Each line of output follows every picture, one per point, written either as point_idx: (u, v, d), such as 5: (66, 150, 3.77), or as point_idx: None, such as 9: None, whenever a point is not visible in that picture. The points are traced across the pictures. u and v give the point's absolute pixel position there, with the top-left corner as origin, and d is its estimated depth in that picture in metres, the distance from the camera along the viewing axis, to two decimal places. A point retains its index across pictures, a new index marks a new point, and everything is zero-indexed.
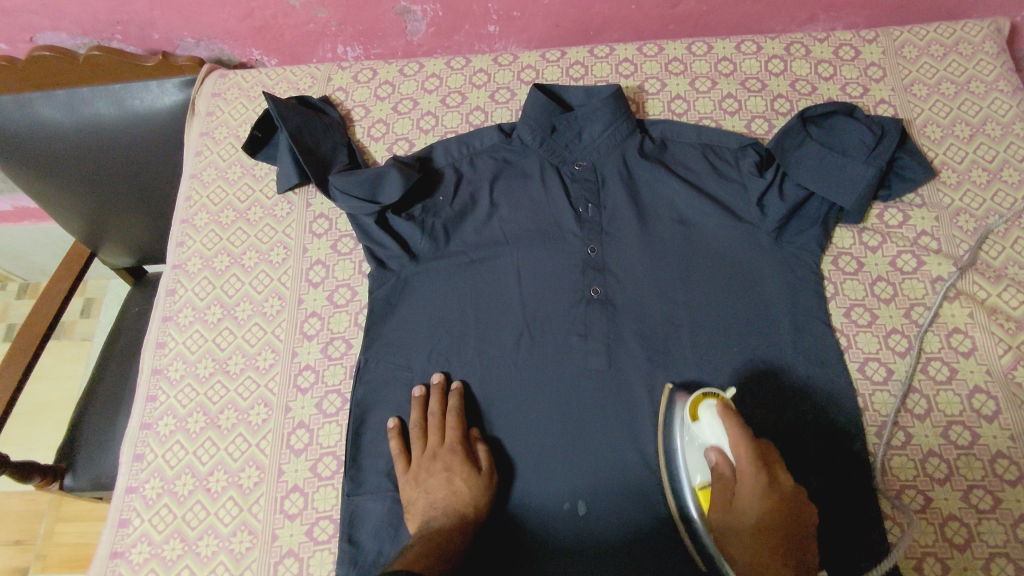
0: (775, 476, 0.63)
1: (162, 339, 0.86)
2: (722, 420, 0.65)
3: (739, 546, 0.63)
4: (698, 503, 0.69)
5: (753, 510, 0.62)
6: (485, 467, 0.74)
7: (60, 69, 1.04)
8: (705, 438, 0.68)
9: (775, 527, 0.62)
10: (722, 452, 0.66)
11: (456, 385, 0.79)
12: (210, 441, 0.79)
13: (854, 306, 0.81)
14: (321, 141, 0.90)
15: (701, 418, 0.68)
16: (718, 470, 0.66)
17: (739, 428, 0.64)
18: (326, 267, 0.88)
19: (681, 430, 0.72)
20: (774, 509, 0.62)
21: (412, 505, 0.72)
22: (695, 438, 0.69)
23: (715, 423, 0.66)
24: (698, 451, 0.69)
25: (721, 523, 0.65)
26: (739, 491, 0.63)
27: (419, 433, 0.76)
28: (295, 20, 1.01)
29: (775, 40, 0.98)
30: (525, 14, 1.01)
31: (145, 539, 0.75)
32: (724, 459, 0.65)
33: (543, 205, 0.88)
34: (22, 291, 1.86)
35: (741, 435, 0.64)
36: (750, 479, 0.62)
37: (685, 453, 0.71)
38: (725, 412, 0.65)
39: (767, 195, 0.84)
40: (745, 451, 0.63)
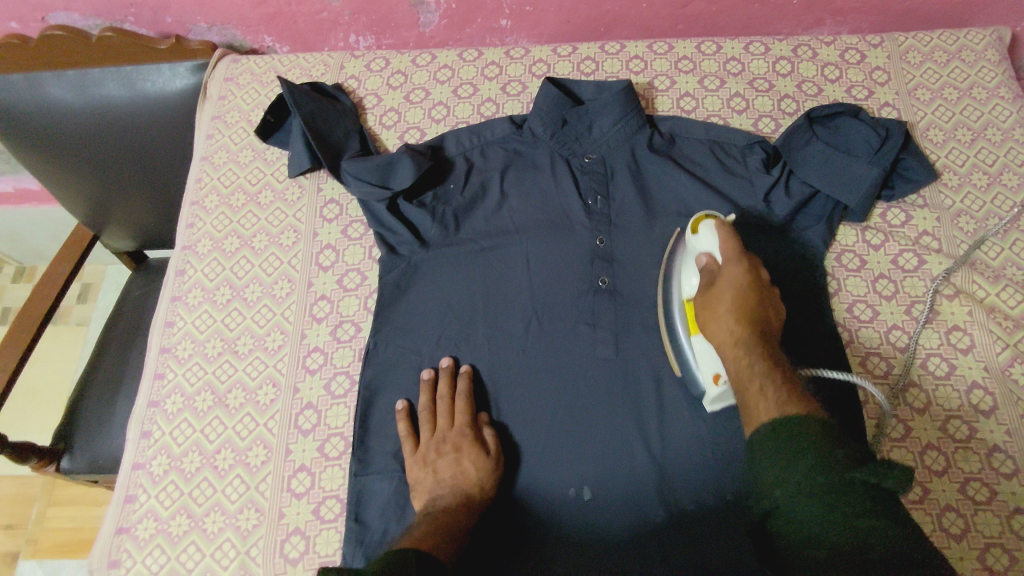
0: (755, 266, 0.70)
1: (170, 319, 0.87)
2: (719, 231, 0.71)
3: (722, 321, 0.68)
4: (684, 312, 0.74)
5: (737, 286, 0.68)
6: (492, 451, 0.75)
7: (73, 49, 1.03)
8: (700, 246, 0.73)
9: (754, 300, 0.68)
10: (712, 256, 0.72)
11: (466, 369, 0.79)
12: (217, 419, 0.80)
13: (856, 302, 0.83)
14: (334, 127, 0.91)
15: (700, 230, 0.73)
16: (707, 268, 0.71)
17: (728, 231, 0.71)
18: (336, 251, 0.88)
19: (682, 253, 0.77)
20: (751, 291, 0.68)
21: (420, 484, 0.73)
22: (691, 248, 0.74)
23: (713, 232, 0.71)
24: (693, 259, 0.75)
25: (705, 304, 0.70)
26: (723, 277, 0.70)
27: (428, 416, 0.77)
28: (308, 8, 1.02)
29: (783, 43, 1.00)
30: (537, 9, 1.02)
31: (152, 514, 0.75)
32: (713, 260, 0.71)
33: (553, 196, 0.90)
34: (18, 274, 1.85)
35: (732, 237, 0.71)
36: (735, 265, 0.69)
37: (682, 265, 0.77)
38: (724, 224, 0.71)
39: (773, 192, 0.85)
40: (729, 245, 0.70)
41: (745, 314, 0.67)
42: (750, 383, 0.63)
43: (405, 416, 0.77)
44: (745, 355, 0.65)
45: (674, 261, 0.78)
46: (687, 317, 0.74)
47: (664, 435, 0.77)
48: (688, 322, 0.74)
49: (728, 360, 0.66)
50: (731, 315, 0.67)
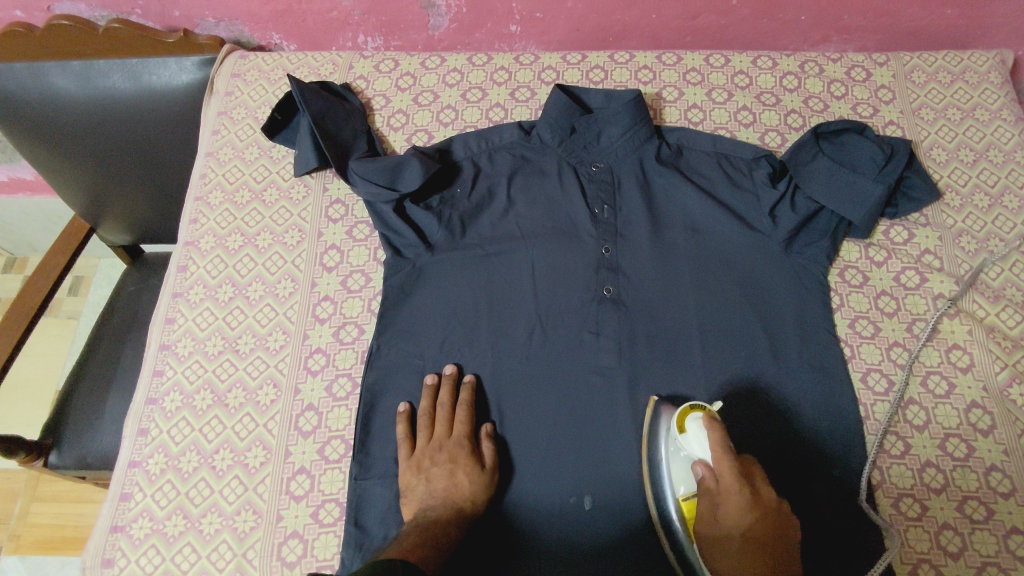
0: (756, 490, 0.65)
1: (171, 315, 0.86)
2: (707, 430, 0.67)
3: (728, 558, 0.64)
4: (681, 515, 0.70)
5: (739, 522, 0.63)
6: (489, 465, 0.74)
7: (77, 39, 1.02)
8: (691, 451, 0.68)
9: (761, 534, 0.63)
10: (707, 466, 0.66)
11: (469, 379, 0.79)
12: (217, 419, 0.79)
13: (858, 318, 0.84)
14: (342, 127, 0.90)
15: (687, 430, 0.69)
16: (705, 483, 0.66)
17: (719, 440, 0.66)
18: (340, 252, 0.88)
19: (665, 440, 0.72)
20: (757, 525, 0.63)
21: (411, 490, 0.72)
22: (681, 449, 0.70)
23: (699, 435, 0.67)
24: (683, 462, 0.70)
25: (710, 534, 0.66)
26: (726, 506, 0.64)
27: (427, 422, 0.77)
28: (318, 7, 1.02)
29: (790, 58, 1.01)
30: (547, 16, 1.03)
31: (147, 514, 0.74)
32: (709, 473, 0.66)
33: (560, 204, 0.90)
34: (8, 265, 1.83)
35: (727, 448, 0.65)
36: (732, 490, 0.64)
37: (670, 463, 0.71)
38: (709, 425, 0.66)
39: (779, 206, 0.86)
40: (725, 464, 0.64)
41: (752, 554, 0.62)
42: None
43: (404, 421, 0.77)
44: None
45: (658, 430, 0.74)
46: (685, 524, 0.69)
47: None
48: (690, 528, 0.69)
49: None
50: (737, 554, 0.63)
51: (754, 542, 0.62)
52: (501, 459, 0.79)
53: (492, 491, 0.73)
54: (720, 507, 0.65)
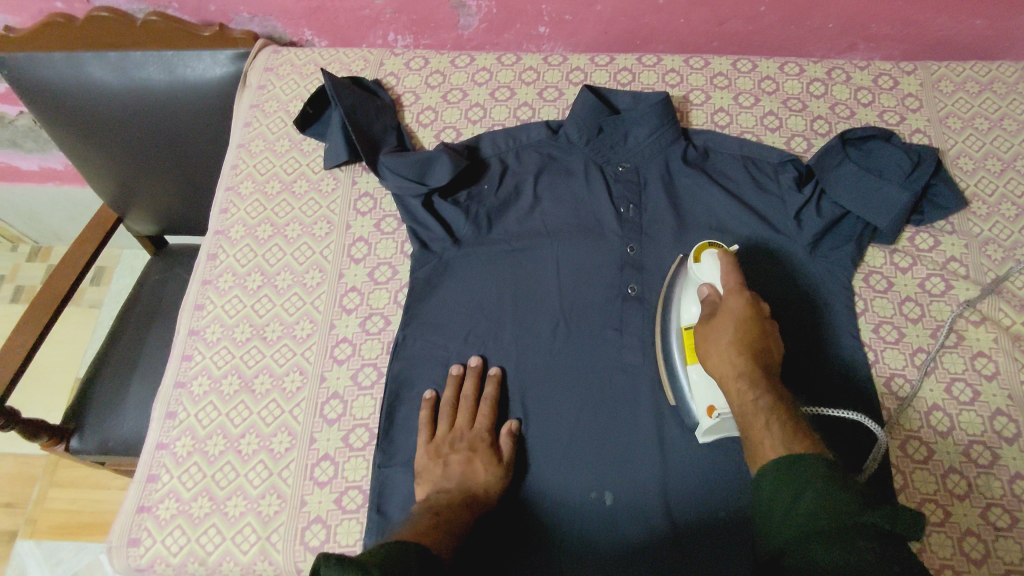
0: (756, 302, 0.71)
1: (200, 302, 0.87)
2: (721, 261, 0.74)
3: (722, 356, 0.68)
4: (682, 340, 0.75)
5: (739, 317, 0.69)
6: (506, 457, 0.75)
7: (116, 30, 1.05)
8: (701, 275, 0.74)
9: (756, 334, 0.68)
10: (714, 287, 0.73)
11: (493, 372, 0.80)
12: (243, 404, 0.80)
13: (883, 322, 0.84)
14: (373, 122, 0.92)
15: (704, 259, 0.75)
16: (709, 298, 0.72)
17: (731, 265, 0.73)
18: (368, 244, 0.89)
19: (682, 281, 0.78)
20: (754, 324, 0.69)
21: (427, 473, 0.73)
22: (691, 277, 0.76)
23: (715, 263, 0.74)
24: (693, 288, 0.76)
25: (706, 336, 0.70)
26: (726, 308, 0.70)
27: (449, 411, 0.78)
28: (351, 4, 1.03)
29: (817, 65, 1.01)
30: (577, 18, 1.04)
31: (173, 495, 0.75)
32: (714, 289, 0.73)
33: (585, 202, 0.91)
34: (33, 254, 1.86)
35: (736, 270, 0.73)
36: (735, 296, 0.71)
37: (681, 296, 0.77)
38: (725, 254, 0.74)
39: (805, 210, 0.86)
40: (732, 279, 0.72)
41: (747, 343, 0.67)
42: (752, 422, 0.64)
43: (427, 408, 0.78)
44: (750, 387, 0.65)
45: (677, 280, 0.79)
46: (684, 345, 0.74)
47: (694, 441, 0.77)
48: (687, 351, 0.74)
49: (732, 395, 0.67)
50: (732, 348, 0.68)
51: (749, 332, 0.68)
52: (520, 454, 0.79)
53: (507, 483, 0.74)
54: (721, 310, 0.71)
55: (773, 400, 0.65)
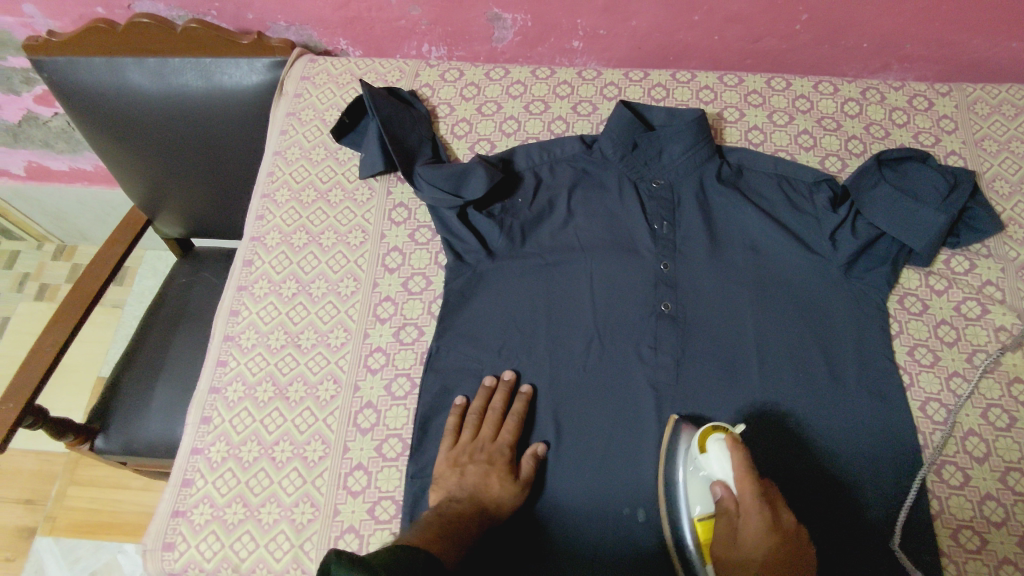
0: (776, 514, 0.65)
1: (235, 308, 0.88)
2: (729, 453, 0.67)
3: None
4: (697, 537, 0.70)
5: (760, 544, 0.62)
6: (525, 478, 0.74)
7: (153, 36, 1.03)
8: (712, 471, 0.69)
9: (781, 563, 0.62)
10: (727, 487, 0.68)
11: (525, 390, 0.80)
12: (277, 411, 0.81)
13: (917, 345, 0.83)
14: (409, 133, 0.93)
15: (709, 450, 0.70)
16: (724, 504, 0.67)
17: (742, 462, 0.66)
18: (402, 254, 0.90)
19: (684, 464, 0.73)
20: (779, 540, 0.63)
21: (443, 479, 0.74)
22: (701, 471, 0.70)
23: (722, 454, 0.68)
24: (702, 482, 0.71)
25: (726, 554, 0.65)
26: (744, 527, 0.64)
27: (474, 421, 0.78)
28: (387, 15, 1.04)
29: (852, 84, 1.01)
30: (611, 33, 1.05)
31: (208, 501, 0.76)
32: (730, 493, 0.67)
33: (619, 217, 0.91)
34: (59, 252, 1.88)
35: (748, 469, 0.65)
36: (751, 511, 0.64)
37: (688, 483, 0.72)
38: (732, 444, 0.68)
39: (840, 231, 0.86)
40: (747, 486, 0.65)
41: (775, 569, 0.61)
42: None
43: (456, 414, 0.79)
44: None
45: (675, 455, 0.74)
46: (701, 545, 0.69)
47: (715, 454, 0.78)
48: (704, 550, 0.69)
49: None
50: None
51: (774, 554, 0.62)
52: (543, 472, 0.79)
53: (520, 502, 0.73)
54: (740, 528, 0.65)
55: None
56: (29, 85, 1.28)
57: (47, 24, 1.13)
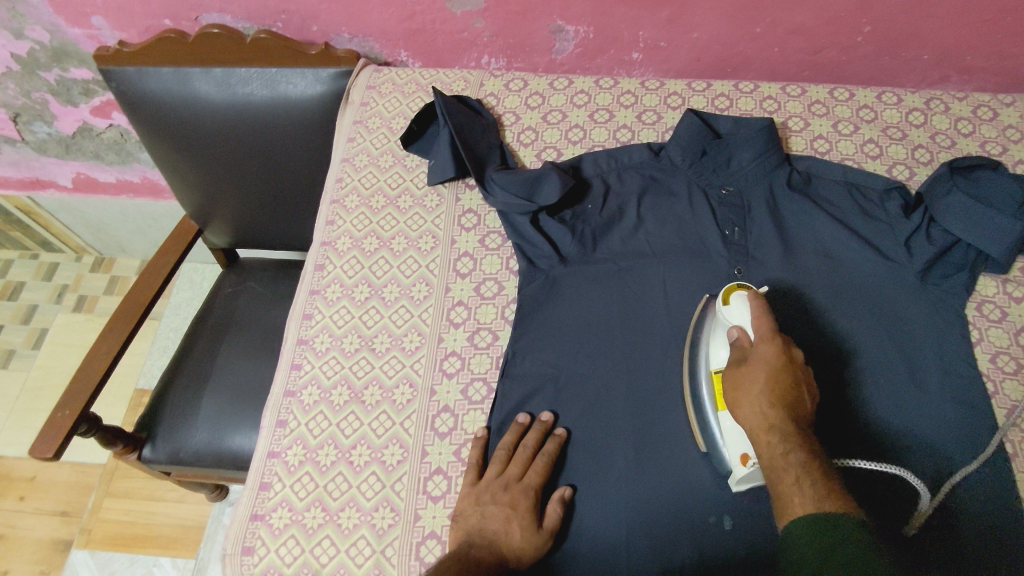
0: (788, 349, 0.69)
1: (307, 311, 0.89)
2: (749, 302, 0.71)
3: (748, 403, 0.67)
4: (712, 384, 0.74)
5: (772, 365, 0.67)
6: (546, 527, 0.71)
7: (224, 46, 1.03)
8: (730, 319, 0.73)
9: (791, 383, 0.66)
10: (744, 330, 0.71)
11: (559, 432, 0.78)
12: (354, 414, 0.81)
13: (999, 352, 0.83)
14: (479, 140, 0.94)
15: (732, 301, 0.73)
16: (739, 342, 0.71)
17: (761, 306, 0.70)
18: (473, 259, 0.91)
19: (710, 319, 0.78)
20: (785, 373, 0.67)
21: (463, 518, 0.71)
22: (721, 320, 0.75)
23: (746, 305, 0.72)
24: (722, 331, 0.75)
25: (738, 384, 0.69)
26: (757, 358, 0.68)
27: (502, 457, 0.75)
28: (451, 27, 1.06)
29: (915, 94, 1.01)
30: (671, 45, 1.06)
31: (286, 504, 0.77)
32: (745, 334, 0.71)
33: (689, 223, 0.91)
34: (97, 265, 1.89)
35: (766, 312, 0.70)
36: (764, 342, 0.68)
37: (711, 336, 0.76)
38: (754, 296, 0.72)
39: (914, 237, 0.86)
40: (763, 324, 0.69)
41: (782, 396, 0.65)
42: (784, 472, 0.62)
43: (480, 447, 0.77)
44: (783, 441, 0.63)
45: (705, 316, 0.79)
46: (715, 390, 0.74)
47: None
48: (716, 396, 0.74)
49: (764, 448, 0.64)
50: (763, 397, 0.66)
51: (782, 378, 0.66)
52: (615, 488, 0.76)
53: (544, 549, 0.70)
54: (751, 358, 0.69)
55: (802, 451, 0.62)
56: (89, 96, 1.30)
57: (113, 37, 1.15)
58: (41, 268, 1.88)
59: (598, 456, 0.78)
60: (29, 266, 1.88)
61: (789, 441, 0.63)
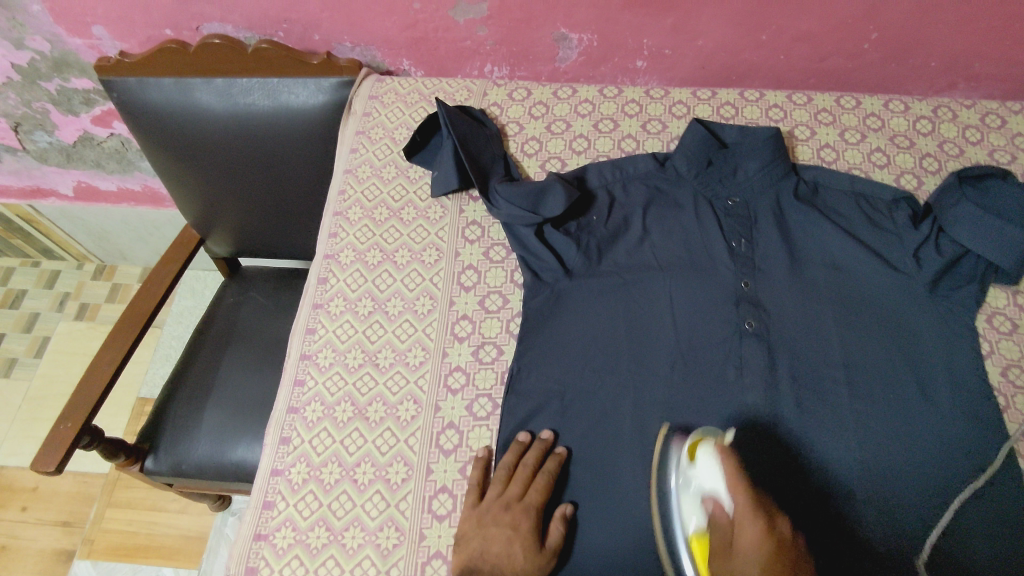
0: (775, 522, 0.60)
1: (311, 326, 0.88)
2: (720, 460, 0.66)
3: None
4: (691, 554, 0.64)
5: (760, 543, 0.58)
6: (549, 547, 0.70)
7: (225, 57, 1.03)
8: (701, 482, 0.66)
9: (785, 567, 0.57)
10: (718, 497, 0.64)
11: (560, 450, 0.77)
12: (358, 431, 0.81)
13: (1010, 365, 0.82)
14: (482, 152, 0.93)
15: (698, 461, 0.68)
16: (716, 515, 0.63)
17: (732, 467, 0.65)
18: (477, 272, 0.90)
19: (676, 481, 0.70)
20: (779, 551, 0.58)
21: (465, 541, 0.71)
22: (688, 484, 0.68)
23: (715, 465, 0.66)
24: (693, 499, 0.66)
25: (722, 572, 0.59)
26: (739, 537, 0.59)
27: (503, 477, 0.75)
28: (453, 35, 1.05)
29: (923, 102, 1.00)
30: (676, 52, 1.05)
31: (290, 524, 0.76)
32: (722, 504, 0.63)
33: (695, 236, 0.90)
34: (98, 272, 1.88)
35: (738, 477, 0.64)
36: (744, 515, 0.60)
37: (680, 501, 0.68)
38: (722, 453, 0.67)
39: (923, 248, 0.85)
40: (739, 492, 0.62)
41: None
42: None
43: (480, 467, 0.77)
44: None
45: (670, 468, 0.72)
46: (696, 561, 0.64)
47: (803, 484, 0.76)
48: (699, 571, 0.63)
49: None
50: None
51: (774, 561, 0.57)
52: (621, 505, 0.75)
53: (547, 570, 0.70)
54: (734, 536, 0.60)
55: None
56: (89, 105, 1.29)
57: (114, 47, 1.15)
58: (42, 275, 1.87)
59: (604, 472, 0.77)
60: (30, 273, 1.87)
61: None
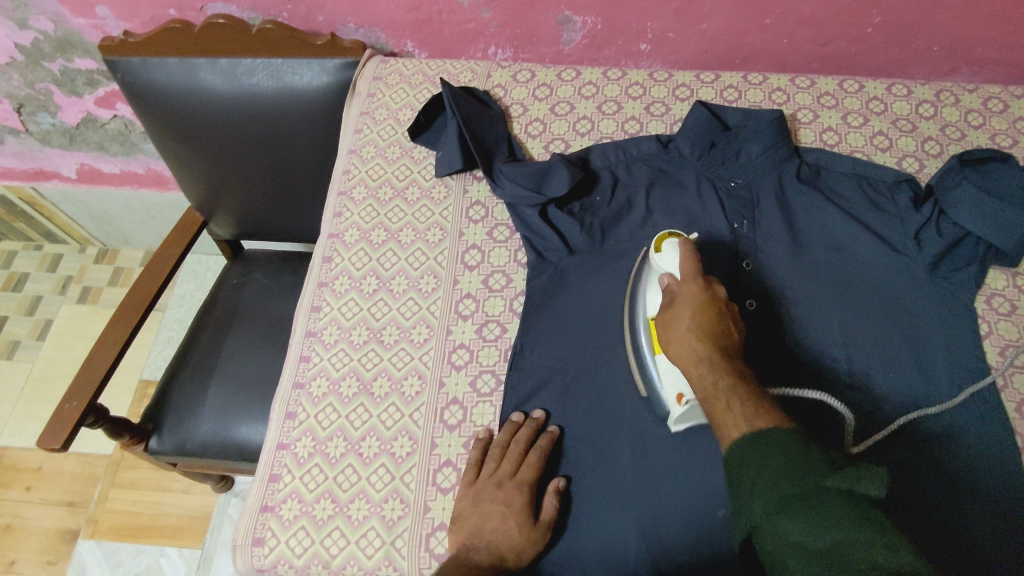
0: (714, 289, 0.69)
1: (316, 303, 0.89)
2: (679, 249, 0.72)
3: (681, 338, 0.67)
4: (648, 332, 0.75)
5: (697, 300, 0.68)
6: (543, 522, 0.71)
7: (229, 37, 1.03)
8: (661, 265, 0.74)
9: (716, 320, 0.67)
10: (672, 275, 0.72)
11: (552, 429, 0.78)
12: (363, 406, 0.82)
13: (1009, 345, 0.83)
14: (486, 132, 0.94)
15: (664, 249, 0.74)
16: (668, 287, 0.71)
17: (689, 249, 0.72)
18: (481, 251, 0.91)
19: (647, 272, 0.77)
20: (712, 306, 0.67)
21: (460, 520, 0.72)
22: (654, 268, 0.75)
23: (676, 251, 0.73)
24: (655, 284, 0.75)
25: (668, 326, 0.69)
26: (682, 297, 0.69)
27: (496, 455, 0.75)
28: (458, 17, 1.05)
29: (926, 86, 1.00)
30: (680, 36, 1.05)
31: (296, 496, 0.77)
32: (673, 278, 0.72)
33: (698, 216, 0.90)
34: (100, 256, 1.89)
35: (690, 254, 0.72)
36: (691, 284, 0.69)
37: (646, 291, 0.76)
38: (684, 244, 0.73)
39: (924, 230, 0.85)
40: (688, 266, 0.71)
41: (706, 329, 0.66)
42: (716, 400, 0.62)
43: (477, 445, 0.77)
44: (710, 369, 0.63)
45: (642, 273, 0.79)
46: (651, 338, 0.74)
47: None
48: (654, 342, 0.74)
49: (694, 380, 0.65)
50: (690, 332, 0.66)
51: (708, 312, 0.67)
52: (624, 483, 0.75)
53: (541, 545, 0.71)
54: (678, 299, 0.70)
55: (731, 377, 0.63)
56: (93, 86, 1.29)
57: (118, 27, 1.15)
58: (45, 259, 1.88)
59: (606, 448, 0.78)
60: (33, 257, 1.88)
61: (717, 369, 0.63)
